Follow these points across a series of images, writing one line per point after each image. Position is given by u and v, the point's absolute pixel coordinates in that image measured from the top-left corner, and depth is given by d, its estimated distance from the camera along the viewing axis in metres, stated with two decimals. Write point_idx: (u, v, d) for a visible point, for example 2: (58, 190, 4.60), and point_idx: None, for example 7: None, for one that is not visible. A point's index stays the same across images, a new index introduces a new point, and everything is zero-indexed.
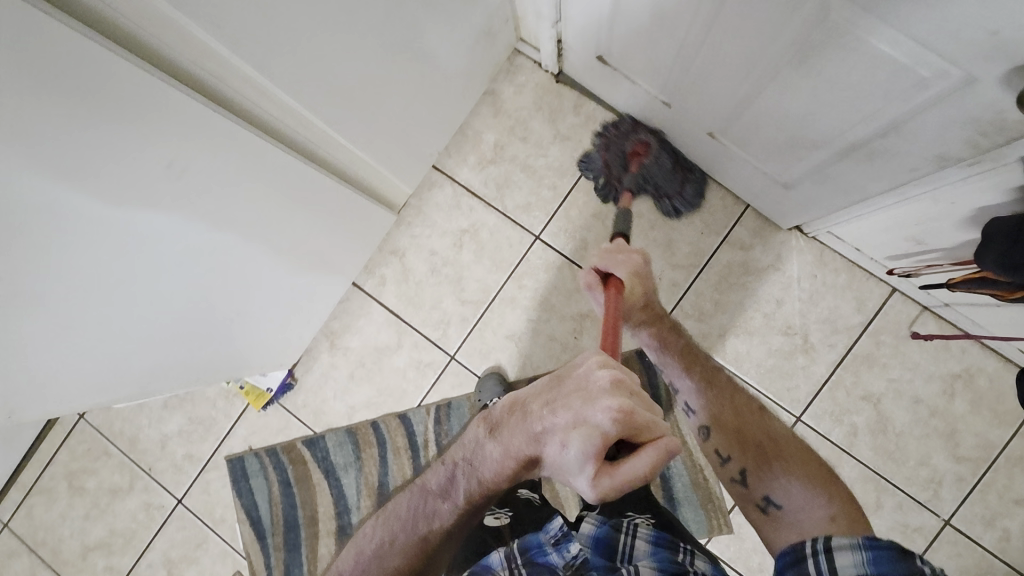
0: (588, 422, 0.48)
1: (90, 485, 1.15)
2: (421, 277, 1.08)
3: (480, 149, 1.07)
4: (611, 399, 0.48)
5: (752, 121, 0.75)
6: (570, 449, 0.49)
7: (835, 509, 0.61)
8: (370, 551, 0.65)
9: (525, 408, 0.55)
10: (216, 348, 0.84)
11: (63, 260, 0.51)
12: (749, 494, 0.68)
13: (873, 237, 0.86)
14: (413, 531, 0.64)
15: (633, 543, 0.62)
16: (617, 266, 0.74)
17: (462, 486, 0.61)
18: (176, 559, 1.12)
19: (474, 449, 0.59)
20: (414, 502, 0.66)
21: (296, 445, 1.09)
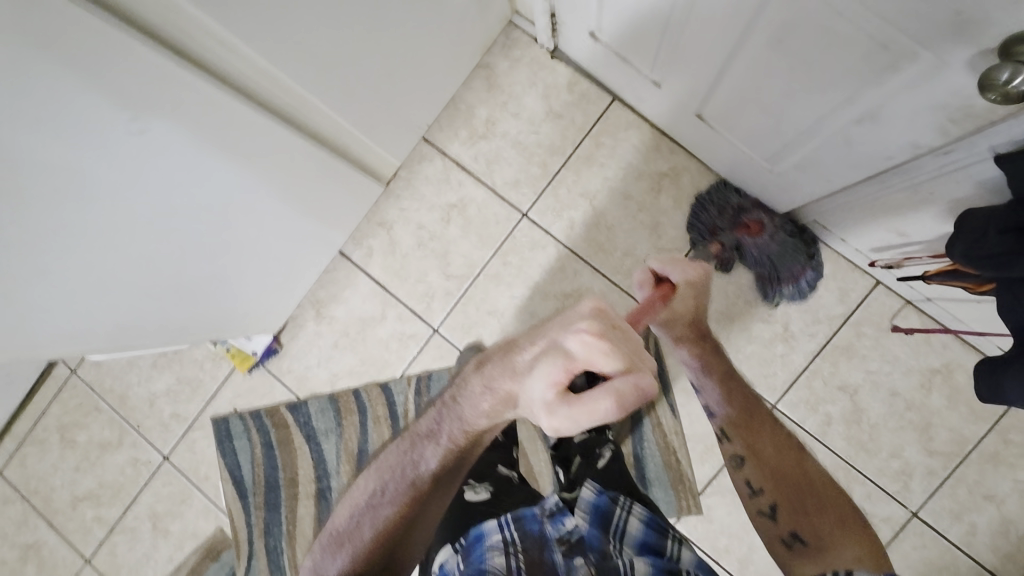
0: (560, 345, 0.50)
1: (81, 439, 1.18)
2: (408, 250, 1.09)
3: (471, 124, 1.07)
4: (583, 324, 0.50)
5: (737, 102, 0.75)
6: (538, 373, 0.51)
7: (859, 553, 0.62)
8: (363, 503, 0.66)
9: (512, 346, 0.59)
10: (208, 305, 0.86)
11: (57, 216, 0.53)
12: (775, 528, 0.69)
13: (858, 227, 0.86)
14: (402, 478, 0.65)
15: (627, 517, 0.71)
16: (676, 273, 0.67)
17: (449, 429, 0.64)
18: (161, 513, 1.15)
19: (460, 391, 0.64)
20: (402, 447, 0.68)
21: (280, 409, 1.11)
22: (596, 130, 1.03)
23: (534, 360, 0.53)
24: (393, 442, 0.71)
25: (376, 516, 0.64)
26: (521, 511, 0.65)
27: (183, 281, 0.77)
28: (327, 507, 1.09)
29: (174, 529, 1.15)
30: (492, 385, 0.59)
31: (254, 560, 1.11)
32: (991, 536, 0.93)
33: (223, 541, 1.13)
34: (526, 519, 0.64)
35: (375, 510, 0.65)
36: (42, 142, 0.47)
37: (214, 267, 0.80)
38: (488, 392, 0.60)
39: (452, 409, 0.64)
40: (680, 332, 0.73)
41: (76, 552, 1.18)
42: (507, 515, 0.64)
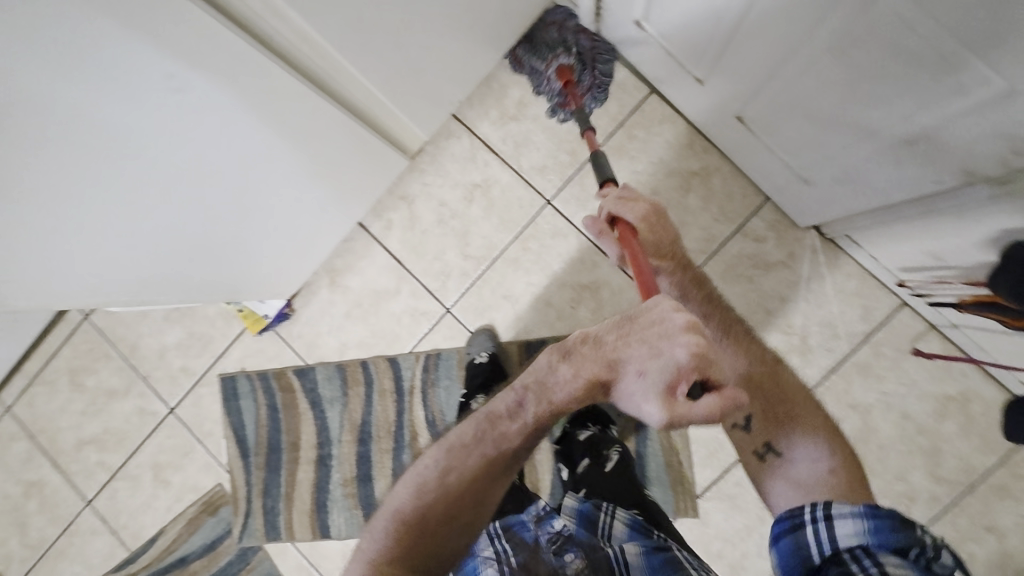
0: (667, 355, 0.51)
1: (89, 383, 1.20)
2: (428, 226, 1.07)
3: (502, 103, 1.04)
4: (690, 336, 0.50)
5: (785, 109, 0.72)
6: (648, 381, 0.52)
7: (834, 460, 0.66)
8: (433, 482, 0.65)
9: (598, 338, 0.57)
10: (226, 266, 0.85)
11: (81, 167, 0.53)
12: (749, 440, 0.71)
13: (892, 246, 0.83)
14: (477, 455, 0.65)
15: (611, 522, 0.75)
16: (628, 210, 0.74)
17: (532, 408, 0.62)
18: (163, 464, 1.17)
19: (544, 373, 0.61)
20: (477, 425, 0.66)
21: (287, 373, 1.12)
22: (630, 121, 1.01)
23: (636, 365, 0.53)
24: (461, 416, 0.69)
25: (447, 494, 0.65)
26: (510, 520, 0.76)
27: (203, 241, 0.76)
28: (326, 474, 1.10)
29: (175, 480, 1.17)
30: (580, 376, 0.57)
31: (251, 518, 1.12)
32: (988, 567, 0.93)
33: (221, 497, 1.15)
34: (517, 528, 0.75)
35: (450, 487, 0.65)
36: (69, 94, 0.47)
37: (234, 230, 0.79)
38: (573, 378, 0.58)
39: (535, 389, 0.62)
40: (655, 263, 0.74)
41: (78, 493, 1.20)
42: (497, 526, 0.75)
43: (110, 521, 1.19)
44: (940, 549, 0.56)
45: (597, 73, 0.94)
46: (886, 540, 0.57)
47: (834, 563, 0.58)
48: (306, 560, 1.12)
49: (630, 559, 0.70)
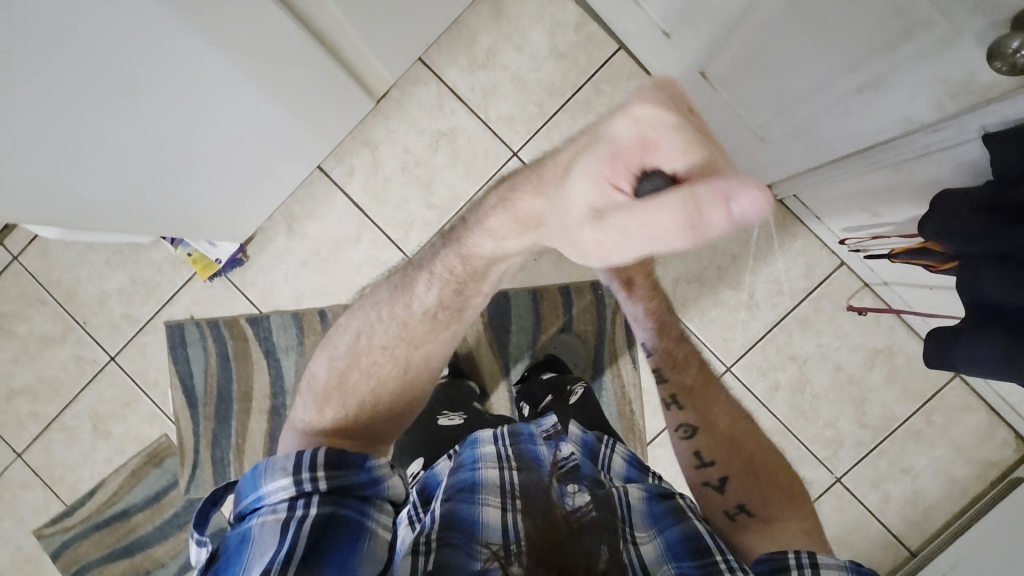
0: (603, 134, 0.50)
1: (19, 330, 1.12)
2: (392, 174, 1.06)
3: (472, 51, 1.03)
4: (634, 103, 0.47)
5: (745, 61, 0.75)
6: (579, 176, 0.51)
7: (808, 524, 0.67)
8: (347, 352, 0.72)
9: (544, 165, 0.59)
10: (177, 193, 0.82)
11: (37, 52, 0.50)
12: (720, 500, 0.70)
13: (835, 205, 0.89)
14: (384, 323, 0.72)
15: (611, 453, 0.74)
16: None
17: (435, 273, 0.69)
18: (103, 415, 1.12)
19: (450, 235, 0.69)
20: (391, 291, 0.72)
21: (239, 321, 1.08)
22: (598, 76, 1.02)
23: (575, 165, 0.52)
24: (372, 288, 0.76)
25: (361, 364, 0.72)
26: (518, 429, 0.71)
27: (153, 160, 0.72)
28: (280, 424, 1.09)
29: (116, 432, 1.12)
30: (517, 207, 0.61)
31: (198, 469, 1.09)
32: (901, 505, 1.02)
33: (167, 449, 1.11)
34: (524, 439, 0.69)
35: (357, 353, 0.72)
36: None
37: (185, 154, 0.75)
38: (503, 208, 0.62)
39: (449, 246, 0.68)
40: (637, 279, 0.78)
41: (7, 445, 1.13)
42: (504, 431, 0.70)
43: (44, 474, 1.13)
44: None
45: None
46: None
47: None
48: None
49: (632, 501, 0.65)
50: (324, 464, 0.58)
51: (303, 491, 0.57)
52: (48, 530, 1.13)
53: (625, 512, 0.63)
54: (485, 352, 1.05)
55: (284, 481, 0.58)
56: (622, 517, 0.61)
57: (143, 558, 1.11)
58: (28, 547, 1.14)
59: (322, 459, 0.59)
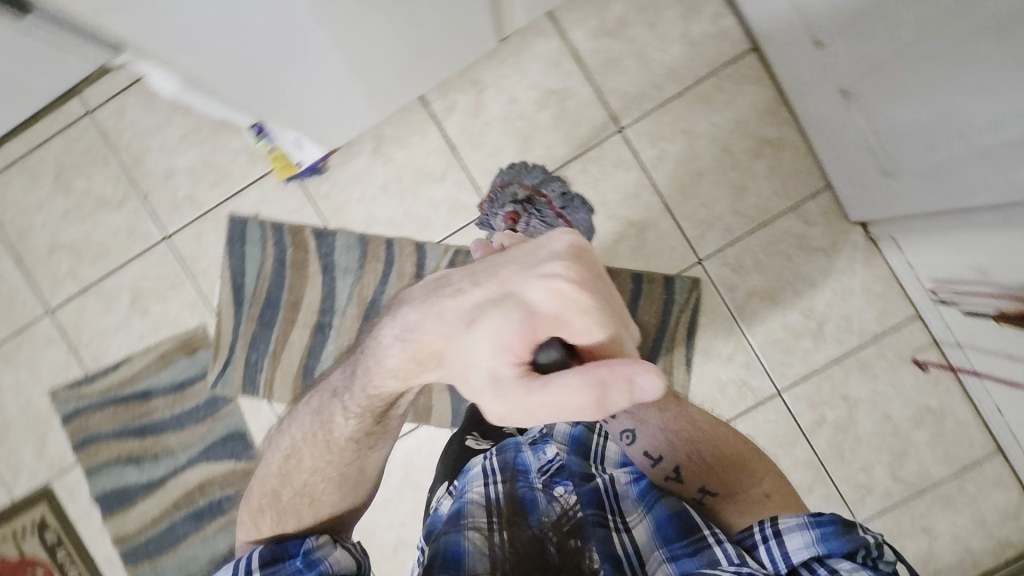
0: (522, 291, 0.47)
1: (78, 186, 1.09)
2: (492, 119, 1.03)
3: (603, 15, 1.00)
4: (555, 265, 0.47)
5: (908, 91, 0.72)
6: (485, 330, 0.47)
7: (766, 484, 0.66)
8: (279, 471, 0.66)
9: (447, 282, 0.52)
10: (293, 93, 0.76)
11: None
12: (682, 490, 0.67)
13: (938, 255, 0.87)
14: (313, 439, 0.64)
15: (604, 443, 0.73)
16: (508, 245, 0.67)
17: (353, 394, 0.59)
18: (144, 291, 1.10)
19: (365, 355, 0.58)
20: (314, 406, 0.65)
21: (305, 231, 1.06)
22: (723, 72, 1.00)
23: (479, 310, 0.48)
24: (301, 402, 0.68)
25: (293, 480, 0.65)
26: (509, 442, 0.77)
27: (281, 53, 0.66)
28: (321, 342, 1.07)
29: (154, 311, 1.09)
30: (416, 331, 0.51)
31: (229, 367, 1.08)
32: (913, 563, 1.02)
33: (200, 340, 1.09)
34: (509, 448, 0.76)
35: (292, 467, 0.65)
36: None
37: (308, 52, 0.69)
38: (400, 341, 0.53)
39: (365, 365, 0.58)
40: None
41: (40, 298, 1.11)
42: (491, 453, 0.77)
43: (71, 335, 1.11)
44: (882, 547, 0.55)
45: (564, 220, 1.02)
46: (837, 547, 0.55)
47: None
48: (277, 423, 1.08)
49: (618, 489, 0.68)
50: (258, 566, 0.57)
51: None
52: (64, 393, 1.11)
53: (610, 501, 0.66)
54: None
55: None
56: (609, 507, 0.65)
57: (154, 442, 1.10)
58: (39, 404, 1.13)
59: (257, 563, 0.57)
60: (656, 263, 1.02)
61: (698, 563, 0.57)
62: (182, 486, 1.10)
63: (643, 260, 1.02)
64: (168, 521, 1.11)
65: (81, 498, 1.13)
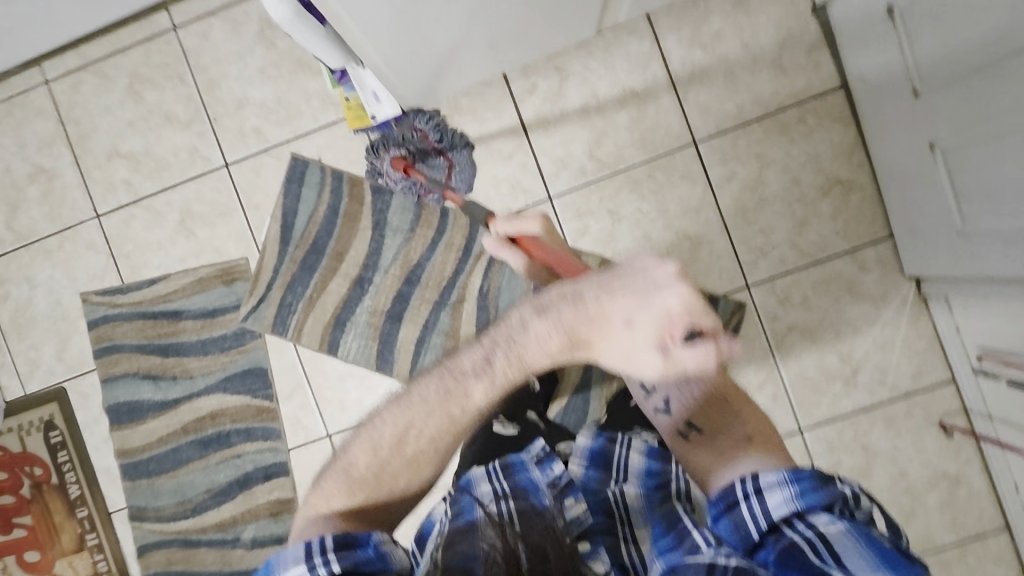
0: (662, 301, 0.53)
1: (149, 98, 1.10)
2: (569, 109, 1.03)
3: (699, 27, 1.01)
4: (682, 285, 0.53)
5: (997, 153, 0.71)
6: (638, 329, 0.53)
7: (750, 429, 0.65)
8: (388, 441, 0.57)
9: (579, 292, 0.55)
10: (398, 47, 0.76)
11: None
12: (670, 423, 0.69)
13: (991, 324, 0.87)
14: (440, 414, 0.57)
15: (626, 454, 0.67)
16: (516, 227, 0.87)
17: (506, 364, 0.56)
18: (193, 214, 1.10)
19: (521, 328, 0.55)
20: (440, 379, 0.57)
21: (363, 184, 1.07)
22: (808, 105, 1.00)
23: (630, 315, 0.53)
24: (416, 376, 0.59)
25: (404, 452, 0.58)
26: (511, 459, 0.67)
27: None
28: (359, 296, 1.07)
29: (200, 235, 1.10)
30: (569, 326, 0.54)
31: (263, 304, 1.08)
32: None
33: (240, 271, 1.09)
34: (516, 467, 0.65)
35: (406, 445, 0.57)
36: None
37: (424, 9, 0.68)
38: (554, 328, 0.54)
39: (516, 341, 0.55)
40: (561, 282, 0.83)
41: (90, 202, 1.12)
42: (496, 465, 0.67)
43: (113, 244, 1.11)
44: (861, 499, 0.52)
45: (446, 160, 1.05)
46: (814, 501, 0.51)
47: (772, 535, 0.51)
48: (300, 365, 1.09)
49: (630, 501, 0.61)
50: (337, 544, 0.51)
51: None
52: (96, 299, 1.12)
53: (620, 512, 0.60)
54: None
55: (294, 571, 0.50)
56: (619, 518, 0.59)
57: (174, 363, 1.10)
58: (68, 305, 1.13)
59: (332, 543, 0.51)
60: (704, 280, 1.02)
61: (682, 553, 0.52)
62: (193, 411, 1.10)
63: (692, 275, 1.02)
64: (173, 442, 1.11)
65: (91, 405, 1.13)
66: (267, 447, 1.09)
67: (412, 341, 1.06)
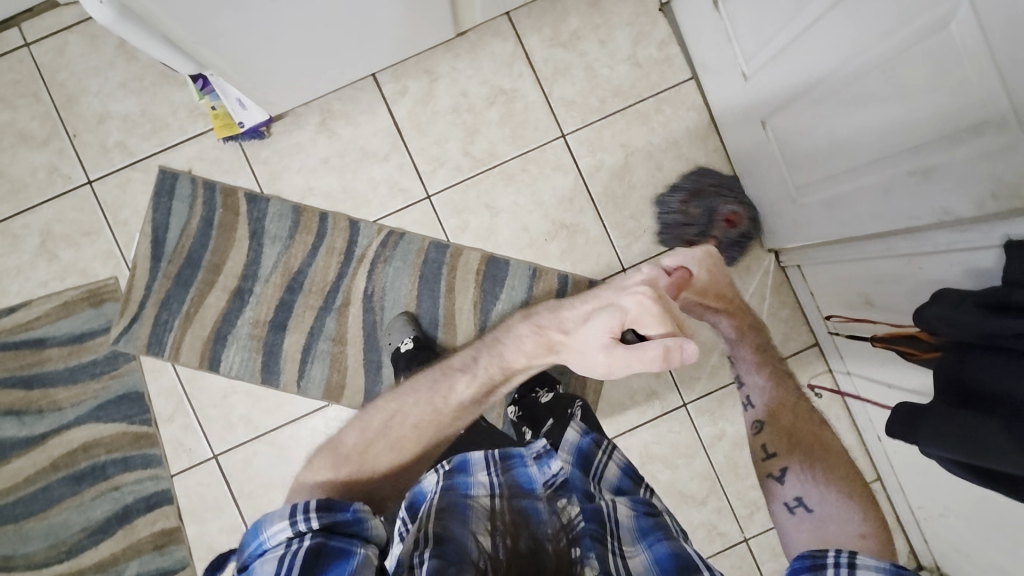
0: (619, 300, 0.63)
1: (1, 117, 1.05)
2: (441, 109, 1.06)
3: (558, 27, 1.06)
4: (641, 287, 0.63)
5: (809, 121, 0.78)
6: (591, 325, 0.64)
7: (867, 528, 0.62)
8: (376, 425, 0.64)
9: (562, 304, 0.71)
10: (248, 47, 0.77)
11: None
12: (779, 492, 0.69)
13: (832, 285, 0.93)
14: (428, 402, 0.67)
15: (606, 460, 0.71)
16: (691, 258, 0.74)
17: (486, 365, 0.70)
18: (56, 235, 1.04)
19: (504, 336, 0.72)
20: (432, 377, 0.70)
21: (237, 193, 1.05)
22: (664, 95, 1.06)
23: (588, 314, 0.65)
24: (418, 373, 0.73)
25: (391, 435, 0.64)
26: (510, 451, 0.66)
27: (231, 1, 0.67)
28: (239, 308, 1.04)
29: (64, 257, 1.04)
30: (544, 327, 0.69)
31: (136, 324, 1.03)
32: None
33: (109, 291, 1.04)
34: (515, 462, 0.64)
35: (394, 427, 0.64)
36: None
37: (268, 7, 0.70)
38: (533, 331, 0.69)
39: (493, 346, 0.71)
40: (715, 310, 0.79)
41: None
42: (495, 453, 0.64)
43: None
44: None
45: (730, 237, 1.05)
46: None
47: None
48: (178, 385, 1.04)
49: (620, 517, 0.60)
50: (318, 506, 0.50)
51: (297, 532, 0.49)
52: None
53: (611, 526, 0.57)
54: (463, 309, 1.04)
55: (279, 526, 0.49)
56: (610, 531, 0.56)
57: (40, 395, 1.03)
58: None
59: (316, 503, 0.50)
60: (583, 266, 1.05)
61: None
62: (64, 445, 1.03)
63: (571, 262, 1.05)
64: (42, 481, 1.03)
65: None
66: (148, 476, 1.03)
67: (296, 349, 1.03)
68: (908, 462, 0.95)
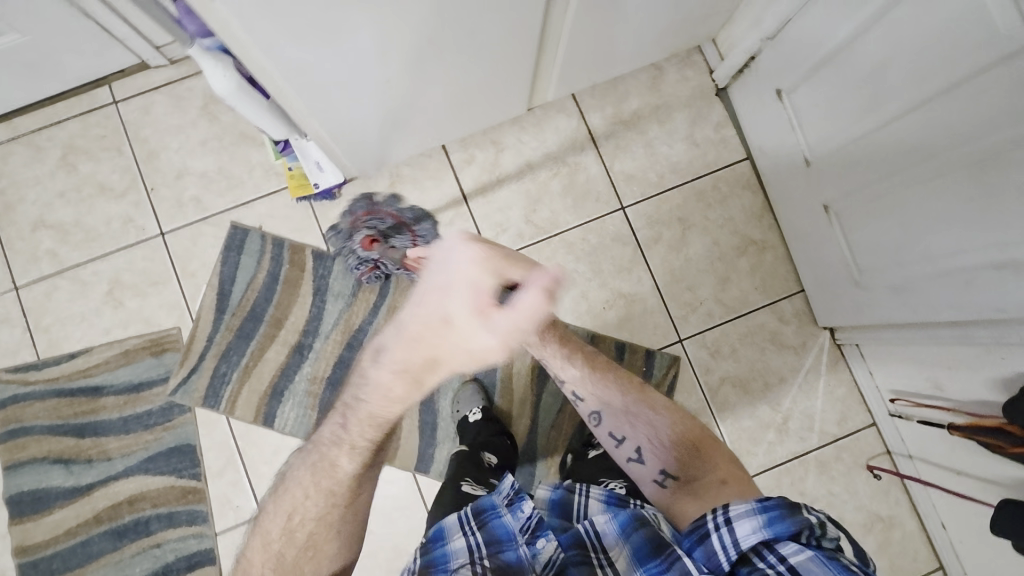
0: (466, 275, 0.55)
1: (83, 168, 1.09)
2: (506, 178, 1.10)
3: (619, 107, 1.11)
4: (468, 248, 0.57)
5: (874, 210, 0.82)
6: (461, 317, 0.53)
7: (723, 473, 0.66)
8: (274, 535, 0.60)
9: (399, 321, 0.56)
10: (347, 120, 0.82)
11: None
12: (647, 471, 0.70)
13: (897, 368, 0.94)
14: (319, 490, 0.60)
15: (587, 501, 0.64)
16: None
17: (353, 425, 0.58)
18: (124, 283, 1.06)
19: (357, 390, 0.58)
20: (310, 461, 0.61)
21: (305, 251, 1.07)
22: (720, 173, 1.10)
23: (446, 312, 0.53)
24: (293, 466, 0.64)
25: (297, 536, 0.60)
26: (484, 501, 0.61)
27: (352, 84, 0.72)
28: (297, 363, 1.04)
29: (128, 305, 1.06)
30: (400, 362, 0.54)
31: (194, 375, 1.03)
32: None
33: (170, 341, 1.05)
34: (489, 512, 0.59)
35: (293, 529, 0.60)
36: None
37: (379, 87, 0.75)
38: (382, 365, 0.55)
39: (356, 406, 0.57)
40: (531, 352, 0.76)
41: (8, 274, 1.06)
42: (471, 508, 0.60)
43: (30, 316, 1.05)
44: (824, 524, 0.51)
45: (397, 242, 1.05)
46: (781, 530, 0.50)
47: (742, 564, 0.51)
48: (231, 439, 1.03)
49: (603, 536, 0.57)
50: None
51: None
52: (5, 376, 1.03)
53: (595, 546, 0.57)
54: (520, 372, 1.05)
55: None
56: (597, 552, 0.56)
57: (91, 443, 1.02)
58: None
59: None
60: (640, 336, 1.06)
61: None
62: (109, 497, 1.01)
63: (628, 332, 1.06)
64: (82, 534, 1.00)
65: None
66: (191, 534, 1.01)
67: None
68: (978, 552, 0.92)
